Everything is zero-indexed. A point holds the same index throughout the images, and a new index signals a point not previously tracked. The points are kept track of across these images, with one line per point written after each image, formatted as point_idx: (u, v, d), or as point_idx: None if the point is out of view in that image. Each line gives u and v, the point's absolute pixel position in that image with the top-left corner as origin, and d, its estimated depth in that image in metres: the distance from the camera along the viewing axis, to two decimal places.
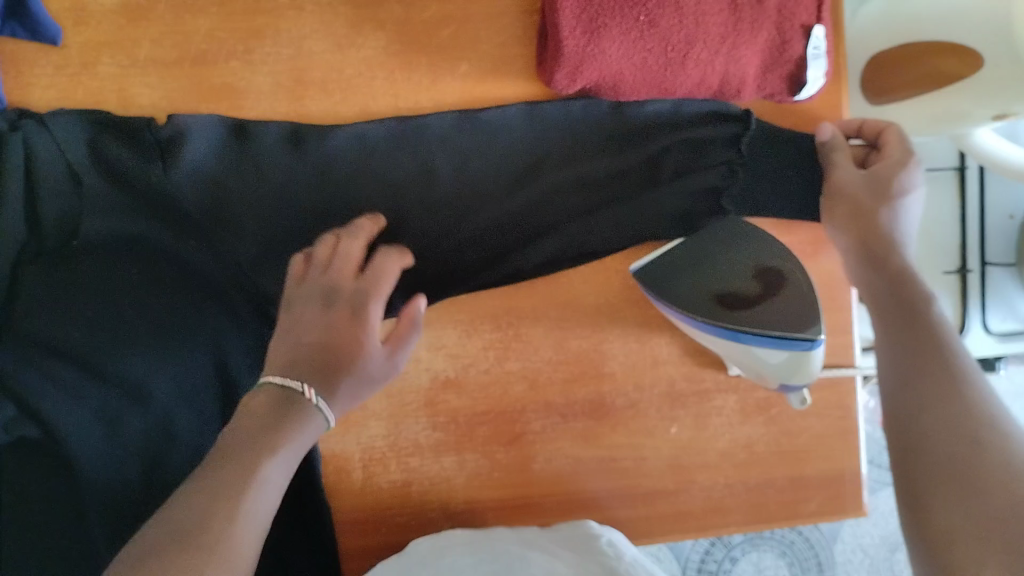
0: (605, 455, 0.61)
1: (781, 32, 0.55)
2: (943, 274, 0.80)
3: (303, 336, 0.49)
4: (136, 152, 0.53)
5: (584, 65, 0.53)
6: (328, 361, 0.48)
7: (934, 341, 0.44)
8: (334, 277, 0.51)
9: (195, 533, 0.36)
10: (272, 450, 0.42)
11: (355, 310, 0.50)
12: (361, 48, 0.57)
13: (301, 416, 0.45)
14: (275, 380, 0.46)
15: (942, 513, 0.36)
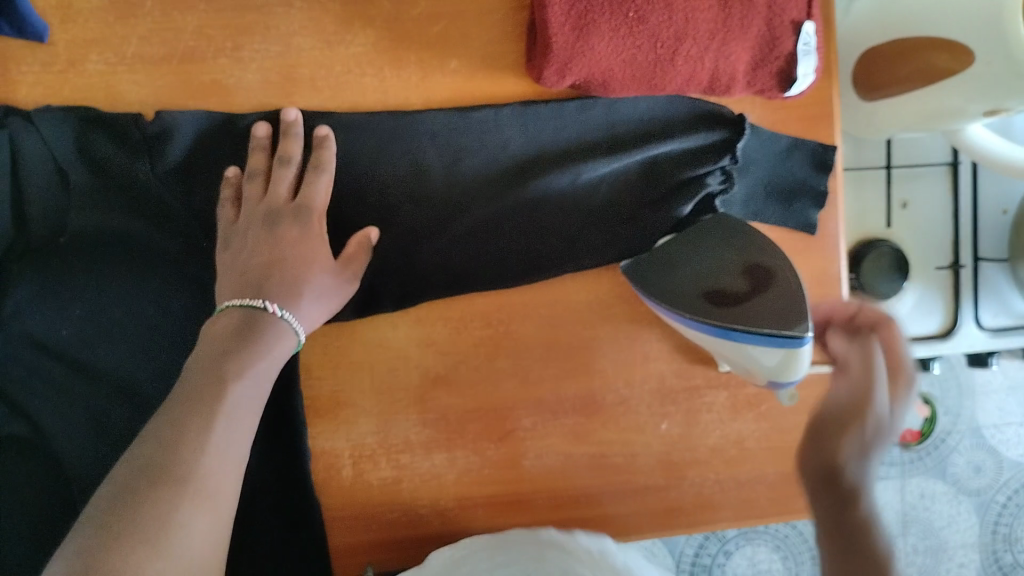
0: (595, 451, 0.62)
1: (771, 28, 0.54)
2: (934, 269, 0.81)
3: (253, 256, 0.52)
4: (123, 150, 0.53)
5: (573, 62, 0.53)
6: (276, 275, 0.52)
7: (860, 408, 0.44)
8: (271, 203, 0.53)
9: (170, 467, 0.40)
10: (237, 373, 0.46)
11: (300, 221, 0.53)
12: (350, 45, 0.56)
13: (266, 332, 0.49)
14: (239, 303, 0.50)
15: (851, 523, 0.39)
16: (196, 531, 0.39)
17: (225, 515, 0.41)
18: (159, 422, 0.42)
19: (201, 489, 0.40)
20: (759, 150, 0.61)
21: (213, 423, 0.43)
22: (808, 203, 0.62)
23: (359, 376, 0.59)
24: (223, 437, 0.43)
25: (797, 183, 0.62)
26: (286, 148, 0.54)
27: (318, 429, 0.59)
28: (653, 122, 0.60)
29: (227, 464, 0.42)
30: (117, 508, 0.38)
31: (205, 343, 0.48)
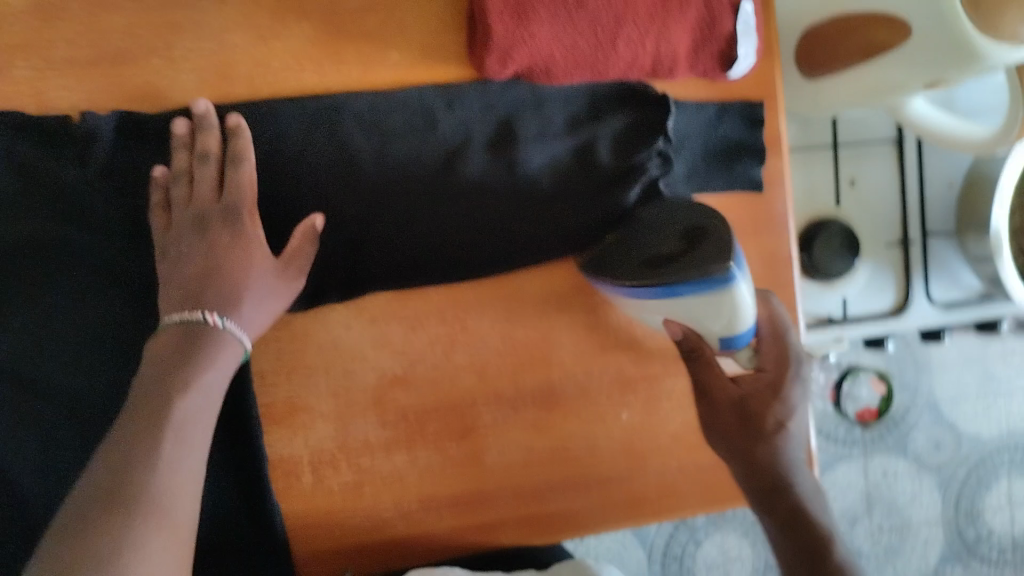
0: (558, 444, 0.61)
1: (710, 8, 0.54)
2: (884, 246, 0.81)
3: (185, 264, 0.52)
4: (48, 154, 0.52)
5: (515, 50, 0.52)
6: (208, 284, 0.51)
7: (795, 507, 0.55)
8: (197, 206, 0.53)
9: (117, 493, 0.40)
10: (182, 388, 0.46)
11: (229, 224, 0.53)
12: (286, 40, 0.55)
13: (207, 345, 0.49)
14: (177, 318, 0.50)
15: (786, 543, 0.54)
16: (155, 551, 0.39)
17: (184, 530, 0.42)
18: (108, 447, 0.43)
19: (151, 510, 0.40)
20: (688, 125, 0.59)
21: (159, 444, 0.43)
22: (751, 162, 0.60)
23: (315, 381, 0.58)
24: (173, 459, 0.43)
25: (735, 144, 0.60)
26: (204, 144, 0.52)
27: (275, 436, 0.58)
28: (580, 104, 0.59)
29: (183, 478, 0.43)
30: (70, 537, 0.38)
31: (146, 361, 0.48)
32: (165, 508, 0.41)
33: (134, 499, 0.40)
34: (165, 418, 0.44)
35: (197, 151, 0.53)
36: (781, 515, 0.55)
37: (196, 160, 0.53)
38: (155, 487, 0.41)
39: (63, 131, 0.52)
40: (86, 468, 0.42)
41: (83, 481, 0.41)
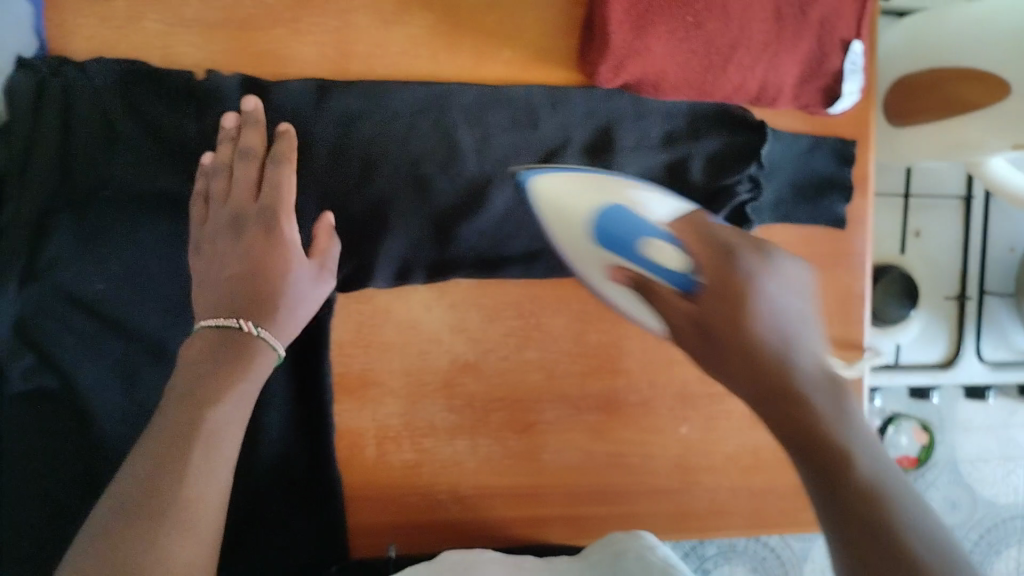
0: (612, 450, 0.62)
1: (821, 44, 0.56)
2: (942, 298, 0.82)
3: (224, 268, 0.51)
4: (170, 105, 0.53)
5: (630, 61, 0.54)
6: (247, 288, 0.50)
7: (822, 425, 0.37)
8: (234, 204, 0.52)
9: (143, 506, 0.40)
10: (216, 399, 0.45)
11: (266, 226, 0.52)
12: (407, 25, 0.57)
13: (243, 353, 0.48)
14: (213, 324, 0.49)
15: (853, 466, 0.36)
16: (178, 564, 0.40)
17: (204, 543, 0.42)
18: (134, 457, 0.42)
19: (173, 522, 0.40)
20: (782, 154, 0.61)
21: (185, 455, 0.42)
22: (836, 199, 0.62)
23: (390, 357, 0.60)
24: (198, 472, 0.42)
25: (823, 179, 0.62)
26: (248, 140, 0.52)
27: (344, 406, 0.59)
28: (679, 120, 0.60)
29: (211, 493, 0.42)
30: (92, 549, 0.38)
31: (182, 362, 0.47)
32: (187, 524, 0.41)
33: (159, 514, 0.40)
34: (196, 432, 0.44)
35: (240, 147, 0.52)
36: (846, 520, 0.34)
37: (239, 156, 0.52)
38: (179, 499, 0.41)
39: (173, 83, 0.53)
40: (119, 472, 0.42)
41: (114, 487, 0.41)
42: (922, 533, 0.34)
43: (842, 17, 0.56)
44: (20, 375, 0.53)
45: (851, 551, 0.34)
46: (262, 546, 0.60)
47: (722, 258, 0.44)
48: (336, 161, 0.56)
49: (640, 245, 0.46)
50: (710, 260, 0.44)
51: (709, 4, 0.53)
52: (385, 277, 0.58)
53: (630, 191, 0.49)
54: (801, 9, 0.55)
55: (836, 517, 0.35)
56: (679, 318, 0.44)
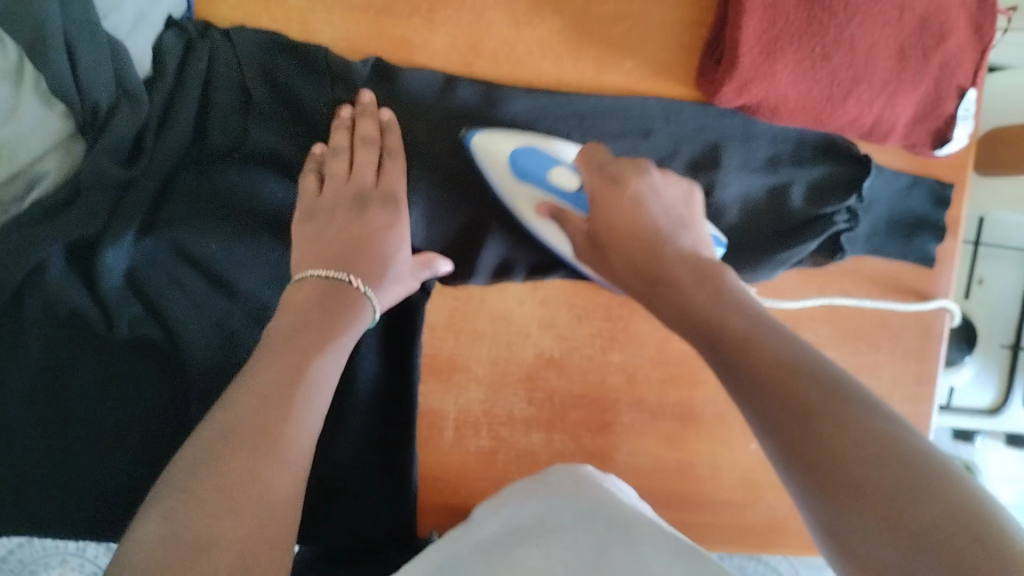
0: (684, 458, 0.64)
1: (938, 89, 0.58)
2: (998, 346, 0.84)
3: (337, 236, 0.51)
4: (307, 78, 0.55)
5: (754, 84, 0.55)
6: (362, 256, 0.51)
7: (807, 387, 0.37)
8: (359, 184, 0.52)
9: (254, 436, 0.39)
10: (318, 348, 0.45)
11: (388, 205, 0.53)
12: (537, 28, 0.58)
13: (350, 306, 0.49)
14: (323, 274, 0.49)
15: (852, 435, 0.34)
16: (279, 498, 0.38)
17: (300, 483, 0.40)
18: (236, 391, 0.42)
19: (282, 455, 0.39)
20: (882, 189, 0.63)
21: (292, 395, 0.42)
22: (929, 237, 0.64)
23: (479, 345, 0.61)
24: (302, 413, 0.42)
25: (917, 218, 0.63)
26: (367, 128, 0.53)
27: (429, 388, 0.61)
28: (785, 147, 0.62)
29: (308, 436, 0.42)
30: (197, 473, 0.37)
31: (285, 308, 0.48)
32: (290, 462, 0.39)
33: (266, 448, 0.39)
34: (298, 377, 0.43)
35: (360, 135, 0.53)
36: (865, 487, 0.33)
37: (359, 142, 0.53)
38: (287, 438, 0.40)
39: (310, 60, 0.54)
40: (220, 405, 0.41)
41: (218, 416, 0.40)
42: (897, 451, 0.34)
43: (962, 65, 0.57)
44: (127, 325, 0.54)
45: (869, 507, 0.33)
46: (334, 523, 0.61)
47: (603, 196, 0.52)
48: (451, 153, 0.57)
49: (545, 174, 0.55)
50: (599, 190, 0.53)
51: (840, 38, 0.54)
52: (482, 276, 0.60)
53: (553, 143, 0.57)
54: (925, 52, 0.56)
55: (795, 452, 0.36)
56: (578, 232, 0.54)
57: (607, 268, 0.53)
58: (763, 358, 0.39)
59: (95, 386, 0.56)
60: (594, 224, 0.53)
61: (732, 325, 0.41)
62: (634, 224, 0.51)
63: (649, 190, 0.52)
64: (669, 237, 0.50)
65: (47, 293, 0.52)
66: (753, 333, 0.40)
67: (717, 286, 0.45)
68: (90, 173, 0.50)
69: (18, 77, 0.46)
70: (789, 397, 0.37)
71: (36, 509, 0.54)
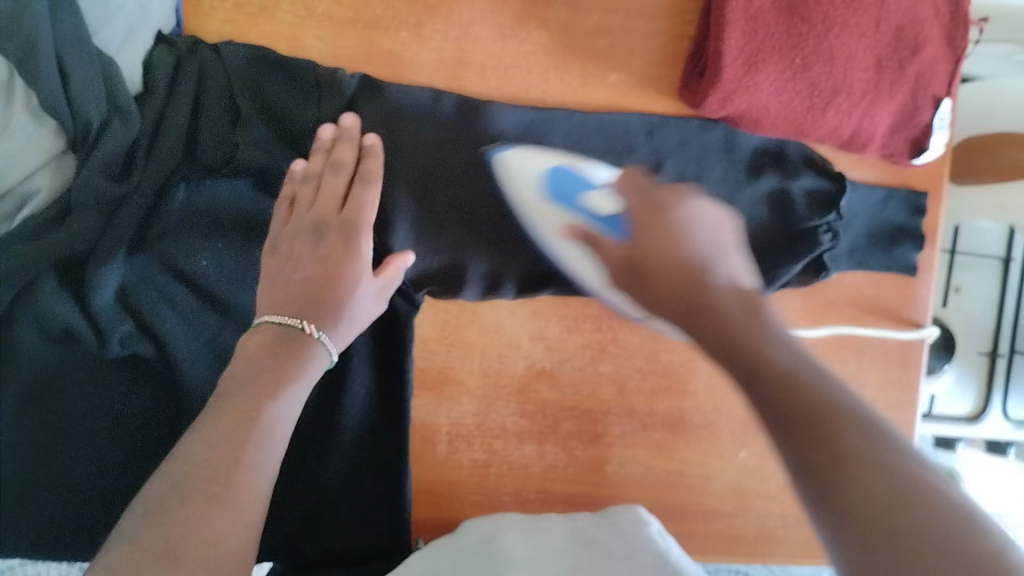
0: (674, 468, 0.64)
1: (915, 98, 0.59)
2: (975, 354, 0.86)
3: (296, 271, 0.50)
4: (294, 91, 0.55)
5: (737, 95, 0.56)
6: (317, 293, 0.49)
7: (856, 444, 0.33)
8: (320, 211, 0.52)
9: (199, 487, 0.39)
10: (271, 393, 0.44)
11: (347, 236, 0.51)
12: (522, 43, 0.59)
13: (300, 352, 0.47)
14: (275, 320, 0.48)
15: (868, 478, 0.32)
16: (228, 543, 0.38)
17: (253, 525, 0.40)
18: (191, 438, 0.41)
19: (230, 503, 0.39)
20: (859, 206, 0.64)
21: (242, 446, 0.41)
22: (910, 247, 0.65)
23: (471, 357, 0.61)
24: (252, 462, 0.41)
25: (896, 228, 0.65)
26: (340, 154, 0.53)
27: (422, 401, 0.61)
28: (767, 155, 0.63)
29: (258, 482, 0.41)
30: (146, 528, 0.38)
31: (241, 358, 0.46)
32: (241, 509, 0.40)
33: (214, 497, 0.39)
34: (251, 424, 0.42)
35: (331, 160, 0.53)
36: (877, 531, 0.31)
37: (328, 169, 0.53)
38: (234, 486, 0.40)
39: (296, 74, 0.55)
40: (170, 456, 0.41)
41: (169, 464, 0.40)
42: (916, 492, 0.32)
43: (936, 76, 0.59)
44: (119, 343, 0.54)
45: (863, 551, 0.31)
46: (328, 539, 0.61)
47: (649, 220, 0.50)
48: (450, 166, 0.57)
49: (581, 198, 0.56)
50: (644, 215, 0.51)
51: (818, 49, 0.56)
52: (472, 293, 0.59)
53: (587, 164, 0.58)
54: (901, 63, 0.58)
55: (830, 498, 0.33)
56: (613, 259, 0.52)
57: (643, 301, 0.50)
58: (835, 419, 0.35)
59: (82, 402, 0.56)
60: (639, 250, 0.50)
61: (771, 359, 0.39)
62: (672, 254, 0.48)
63: (694, 215, 0.50)
64: (711, 263, 0.47)
65: (37, 313, 0.52)
66: (776, 363, 0.38)
67: (752, 313, 0.43)
68: (80, 188, 0.50)
69: (8, 92, 0.47)
70: (829, 453, 0.34)
71: (24, 523, 0.55)
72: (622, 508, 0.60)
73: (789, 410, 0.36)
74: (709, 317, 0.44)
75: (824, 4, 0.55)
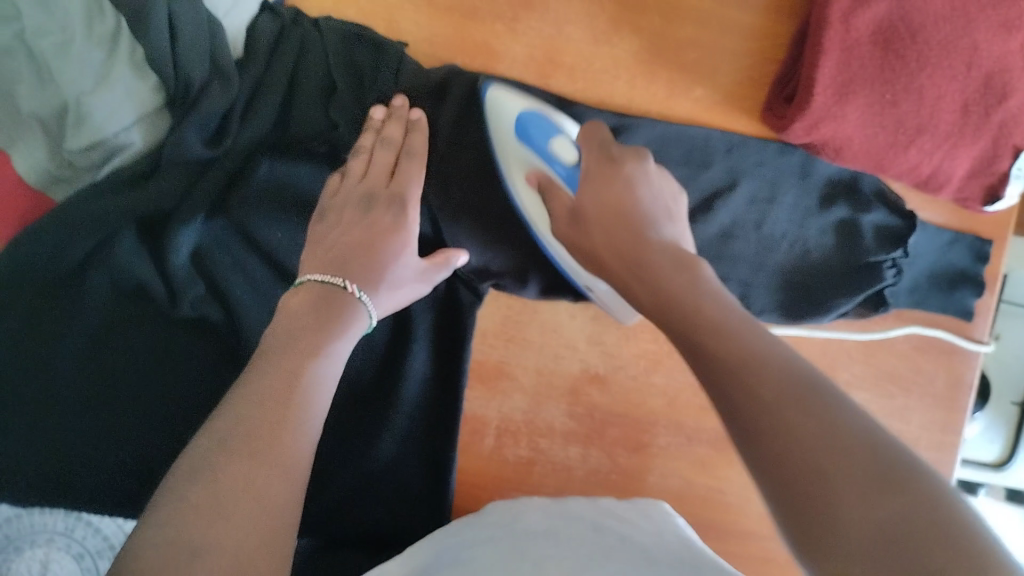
0: (714, 485, 0.64)
1: (996, 147, 0.59)
2: (1007, 403, 0.86)
3: (341, 236, 0.51)
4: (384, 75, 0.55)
5: (823, 123, 0.57)
6: (361, 258, 0.50)
7: (786, 399, 0.34)
8: (369, 183, 0.52)
9: (247, 441, 0.37)
10: (311, 353, 0.43)
11: (396, 208, 0.52)
12: (613, 48, 0.59)
13: (341, 309, 0.47)
14: (319, 278, 0.48)
15: (801, 426, 0.33)
16: (280, 500, 0.36)
17: (299, 487, 0.38)
18: (232, 399, 0.39)
19: (277, 457, 0.37)
20: (924, 245, 0.65)
21: (286, 403, 0.40)
22: (967, 292, 0.65)
23: (528, 354, 0.61)
24: (297, 419, 0.39)
25: (957, 272, 0.65)
26: (387, 129, 0.53)
27: (474, 393, 0.61)
28: (840, 184, 0.64)
29: (304, 440, 0.39)
30: (195, 479, 0.35)
31: (282, 316, 0.46)
32: (289, 466, 0.37)
33: (262, 453, 0.37)
34: (290, 387, 0.40)
35: (379, 134, 0.53)
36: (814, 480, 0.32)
37: (377, 142, 0.53)
38: (283, 443, 0.38)
39: (388, 54, 0.55)
40: (212, 415, 0.39)
41: (212, 425, 0.38)
42: (858, 439, 0.32)
43: (1023, 126, 0.58)
44: (189, 304, 0.54)
45: (806, 505, 0.32)
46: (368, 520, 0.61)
47: (601, 175, 0.52)
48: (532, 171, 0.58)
49: (547, 141, 0.53)
50: (595, 169, 0.52)
51: (909, 87, 0.56)
52: (533, 289, 0.60)
53: (558, 113, 0.55)
54: (987, 110, 0.57)
55: (772, 457, 0.33)
56: (561, 210, 0.53)
57: (580, 246, 0.51)
58: (755, 381, 0.36)
59: (149, 358, 0.56)
60: (581, 202, 0.52)
61: (704, 317, 0.40)
62: (616, 207, 0.50)
63: (642, 177, 0.52)
64: (649, 226, 0.49)
65: (114, 264, 0.53)
66: (710, 325, 0.40)
67: (681, 264, 0.45)
68: (174, 146, 0.50)
69: (113, 44, 0.48)
70: (755, 412, 0.35)
71: (76, 476, 0.54)
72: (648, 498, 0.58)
73: (723, 377, 0.37)
74: (649, 281, 0.45)
75: (920, 42, 0.55)
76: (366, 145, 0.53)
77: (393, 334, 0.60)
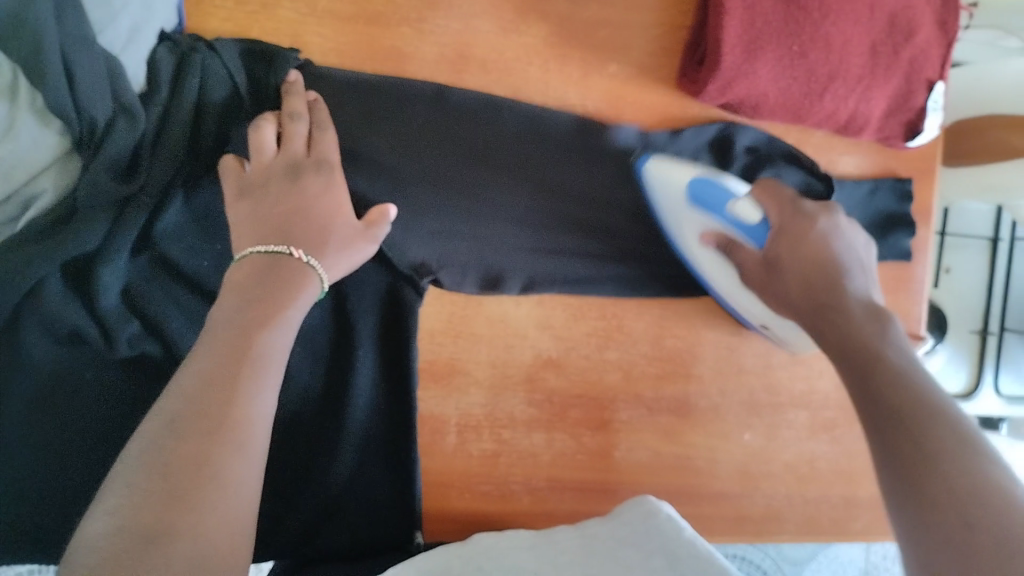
0: (681, 452, 0.65)
1: (909, 82, 0.60)
2: (967, 332, 0.92)
3: (274, 206, 0.48)
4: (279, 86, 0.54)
5: (736, 83, 0.56)
6: (303, 224, 0.48)
7: (955, 463, 0.39)
8: (290, 156, 0.50)
9: (194, 420, 0.38)
10: (262, 321, 0.43)
11: (323, 172, 0.51)
12: (523, 34, 0.59)
13: (291, 281, 0.46)
14: (261, 249, 0.47)
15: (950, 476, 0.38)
16: (231, 483, 0.38)
17: (254, 464, 0.39)
18: (177, 379, 0.40)
19: (228, 440, 0.38)
20: (847, 203, 0.65)
21: (237, 378, 0.40)
22: (901, 235, 0.66)
23: (478, 349, 0.62)
24: (247, 396, 0.40)
25: (886, 217, 0.66)
26: (291, 103, 0.52)
27: (431, 394, 0.61)
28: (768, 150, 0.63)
29: (257, 415, 0.40)
30: (141, 463, 0.37)
31: (227, 291, 0.45)
32: (241, 445, 0.39)
33: (209, 432, 0.38)
34: (240, 357, 0.41)
35: (286, 111, 0.52)
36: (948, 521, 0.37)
37: (286, 119, 0.51)
38: (233, 420, 0.39)
39: (282, 62, 0.54)
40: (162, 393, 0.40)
41: (161, 404, 0.39)
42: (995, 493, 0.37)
43: (930, 59, 0.60)
44: (126, 344, 0.54)
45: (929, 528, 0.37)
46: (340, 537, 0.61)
47: (796, 229, 0.55)
48: (461, 166, 0.58)
49: (725, 209, 0.57)
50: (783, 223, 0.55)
51: (816, 36, 0.56)
52: (471, 285, 0.60)
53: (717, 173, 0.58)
54: (895, 48, 0.59)
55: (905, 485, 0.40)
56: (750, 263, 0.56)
57: (774, 294, 0.55)
58: (933, 432, 0.41)
59: (93, 402, 0.56)
60: (773, 253, 0.55)
61: (887, 361, 0.46)
62: (815, 258, 0.54)
63: (834, 230, 0.55)
64: (846, 275, 0.53)
65: (44, 316, 0.52)
66: (883, 367, 0.46)
67: (882, 329, 0.49)
68: (89, 189, 0.49)
69: (12, 94, 0.46)
70: (908, 448, 0.41)
71: (34, 529, 0.55)
72: (633, 502, 0.56)
73: (894, 416, 0.43)
74: (845, 323, 0.50)
75: None
76: (271, 122, 0.51)
77: (336, 348, 0.60)
